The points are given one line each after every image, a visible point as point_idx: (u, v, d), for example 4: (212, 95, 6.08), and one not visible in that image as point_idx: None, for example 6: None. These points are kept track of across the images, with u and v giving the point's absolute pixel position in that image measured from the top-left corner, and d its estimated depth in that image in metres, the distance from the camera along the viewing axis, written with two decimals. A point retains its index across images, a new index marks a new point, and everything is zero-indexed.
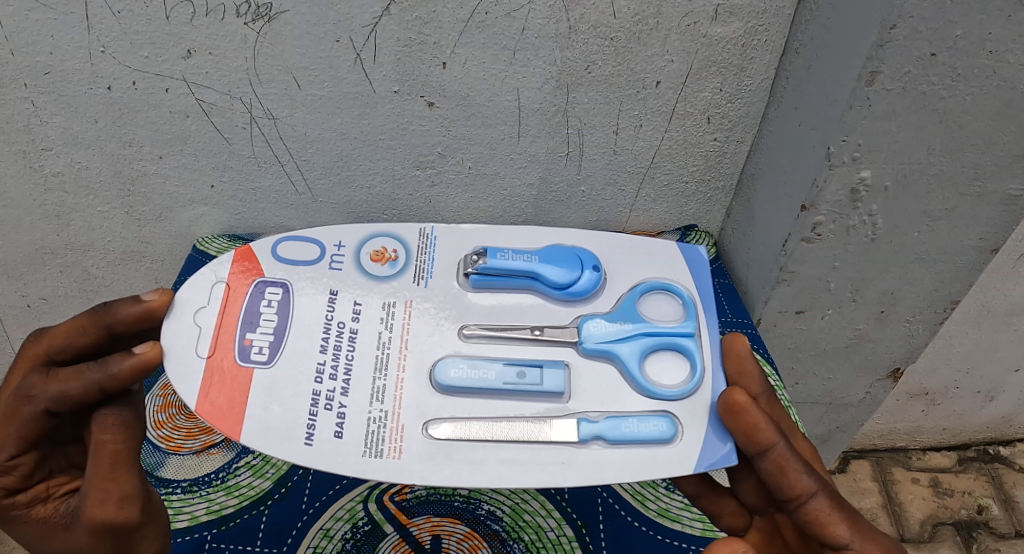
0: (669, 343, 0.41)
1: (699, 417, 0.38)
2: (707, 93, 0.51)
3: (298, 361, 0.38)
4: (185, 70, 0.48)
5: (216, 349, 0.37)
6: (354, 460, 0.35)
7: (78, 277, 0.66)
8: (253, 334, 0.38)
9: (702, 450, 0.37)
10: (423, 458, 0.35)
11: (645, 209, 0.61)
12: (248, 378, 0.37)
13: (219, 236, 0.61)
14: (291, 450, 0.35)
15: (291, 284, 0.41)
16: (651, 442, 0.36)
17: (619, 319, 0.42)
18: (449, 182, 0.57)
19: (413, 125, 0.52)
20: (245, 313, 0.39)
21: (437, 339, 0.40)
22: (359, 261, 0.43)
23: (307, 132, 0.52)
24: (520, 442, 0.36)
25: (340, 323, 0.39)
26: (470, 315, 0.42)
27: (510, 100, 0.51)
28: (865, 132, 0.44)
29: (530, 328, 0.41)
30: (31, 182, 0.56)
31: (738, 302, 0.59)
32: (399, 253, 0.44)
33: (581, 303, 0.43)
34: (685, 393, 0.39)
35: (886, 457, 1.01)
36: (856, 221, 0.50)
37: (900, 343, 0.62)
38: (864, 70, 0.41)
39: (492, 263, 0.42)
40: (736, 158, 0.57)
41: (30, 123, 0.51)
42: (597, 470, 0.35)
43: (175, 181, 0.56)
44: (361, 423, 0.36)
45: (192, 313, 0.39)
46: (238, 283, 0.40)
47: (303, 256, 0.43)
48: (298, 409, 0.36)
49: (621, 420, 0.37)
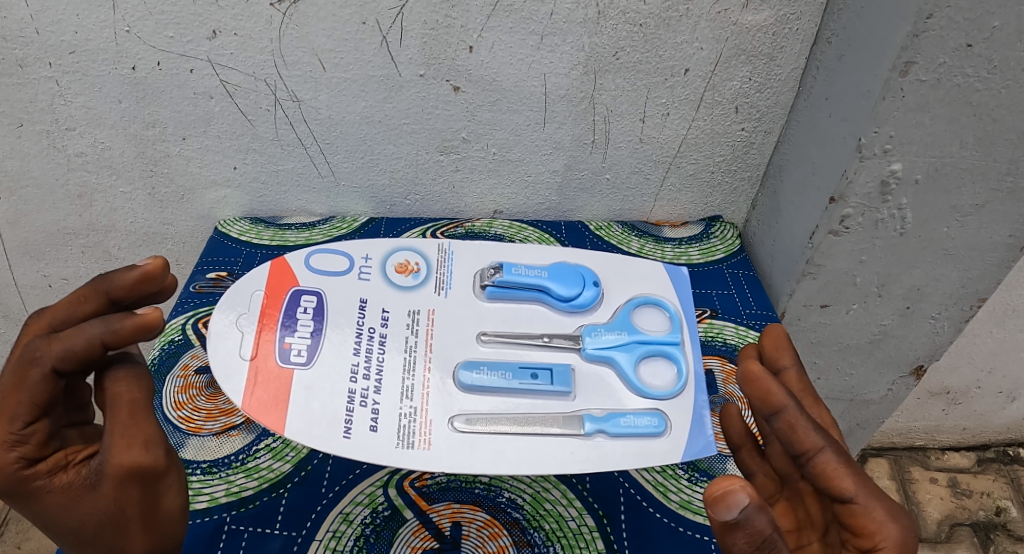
0: (658, 352, 0.40)
1: (682, 417, 0.37)
2: (737, 82, 0.51)
3: (336, 362, 0.37)
4: (209, 51, 0.48)
5: (259, 354, 0.37)
6: (389, 451, 0.34)
7: (100, 258, 0.66)
8: (292, 338, 0.38)
9: (694, 442, 0.36)
10: (453, 450, 0.35)
11: (670, 199, 0.59)
12: (291, 379, 0.37)
13: (241, 219, 0.61)
14: (330, 440, 0.34)
15: (323, 292, 0.41)
16: (640, 436, 0.36)
17: (614, 327, 0.41)
18: (473, 168, 0.56)
19: (437, 109, 0.52)
20: (284, 318, 0.39)
21: (459, 342, 0.40)
22: (386, 270, 0.43)
23: (330, 115, 0.52)
24: (538, 436, 0.36)
25: (373, 328, 0.39)
26: (486, 321, 0.41)
27: (536, 86, 0.50)
28: (897, 124, 0.43)
29: (540, 334, 0.41)
30: (54, 162, 0.56)
31: (763, 294, 0.56)
32: (423, 265, 0.43)
33: (581, 314, 0.43)
34: (665, 397, 0.38)
35: (905, 457, 1.00)
36: (885, 215, 0.49)
37: (925, 341, 0.60)
38: (898, 60, 0.40)
39: (508, 277, 0.42)
40: (764, 148, 0.56)
41: (54, 103, 0.52)
42: (599, 460, 0.35)
43: (197, 163, 0.56)
44: (394, 418, 0.36)
45: (233, 318, 0.39)
46: (275, 290, 0.41)
47: (334, 265, 0.43)
48: (335, 406, 0.36)
49: (617, 414, 0.37)
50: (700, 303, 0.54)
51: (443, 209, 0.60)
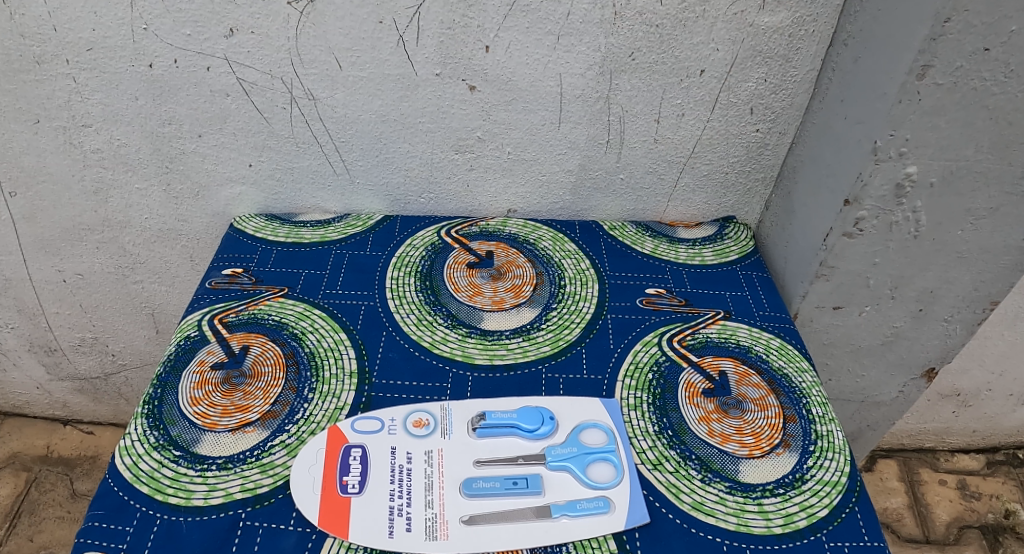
0: (590, 453, 0.41)
1: (624, 505, 0.38)
2: (752, 83, 0.51)
3: (382, 495, 0.39)
4: (227, 49, 0.48)
5: (322, 505, 0.38)
6: (424, 543, 0.36)
7: (114, 254, 0.67)
8: (346, 487, 0.39)
9: (632, 505, 0.38)
10: (464, 540, 0.37)
11: (684, 199, 0.59)
12: (350, 512, 0.38)
13: (255, 216, 0.60)
14: (375, 542, 0.36)
15: (362, 442, 0.41)
16: (593, 521, 0.37)
17: (568, 443, 0.41)
18: (488, 167, 0.56)
19: (453, 108, 0.52)
20: (332, 469, 0.40)
21: (466, 440, 0.41)
22: (412, 418, 0.43)
23: (346, 113, 0.52)
24: (521, 517, 0.37)
25: (408, 460, 0.41)
26: (479, 449, 0.41)
27: (552, 85, 0.50)
28: (913, 127, 0.43)
29: (514, 454, 0.41)
30: (71, 158, 0.57)
31: (776, 294, 0.55)
32: (439, 412, 0.43)
33: (545, 435, 0.42)
34: (606, 494, 0.39)
35: (914, 458, 0.98)
36: (899, 217, 0.48)
37: (936, 343, 0.60)
38: (915, 64, 0.40)
39: (488, 424, 0.42)
40: (778, 149, 0.56)
41: (71, 100, 0.52)
42: (558, 530, 0.37)
43: (213, 160, 0.57)
44: (425, 517, 0.38)
45: (290, 476, 0.39)
46: (321, 449, 0.41)
47: (365, 417, 0.43)
48: (381, 519, 0.37)
49: (575, 502, 0.38)
50: (712, 304, 0.52)
51: (457, 207, 0.60)
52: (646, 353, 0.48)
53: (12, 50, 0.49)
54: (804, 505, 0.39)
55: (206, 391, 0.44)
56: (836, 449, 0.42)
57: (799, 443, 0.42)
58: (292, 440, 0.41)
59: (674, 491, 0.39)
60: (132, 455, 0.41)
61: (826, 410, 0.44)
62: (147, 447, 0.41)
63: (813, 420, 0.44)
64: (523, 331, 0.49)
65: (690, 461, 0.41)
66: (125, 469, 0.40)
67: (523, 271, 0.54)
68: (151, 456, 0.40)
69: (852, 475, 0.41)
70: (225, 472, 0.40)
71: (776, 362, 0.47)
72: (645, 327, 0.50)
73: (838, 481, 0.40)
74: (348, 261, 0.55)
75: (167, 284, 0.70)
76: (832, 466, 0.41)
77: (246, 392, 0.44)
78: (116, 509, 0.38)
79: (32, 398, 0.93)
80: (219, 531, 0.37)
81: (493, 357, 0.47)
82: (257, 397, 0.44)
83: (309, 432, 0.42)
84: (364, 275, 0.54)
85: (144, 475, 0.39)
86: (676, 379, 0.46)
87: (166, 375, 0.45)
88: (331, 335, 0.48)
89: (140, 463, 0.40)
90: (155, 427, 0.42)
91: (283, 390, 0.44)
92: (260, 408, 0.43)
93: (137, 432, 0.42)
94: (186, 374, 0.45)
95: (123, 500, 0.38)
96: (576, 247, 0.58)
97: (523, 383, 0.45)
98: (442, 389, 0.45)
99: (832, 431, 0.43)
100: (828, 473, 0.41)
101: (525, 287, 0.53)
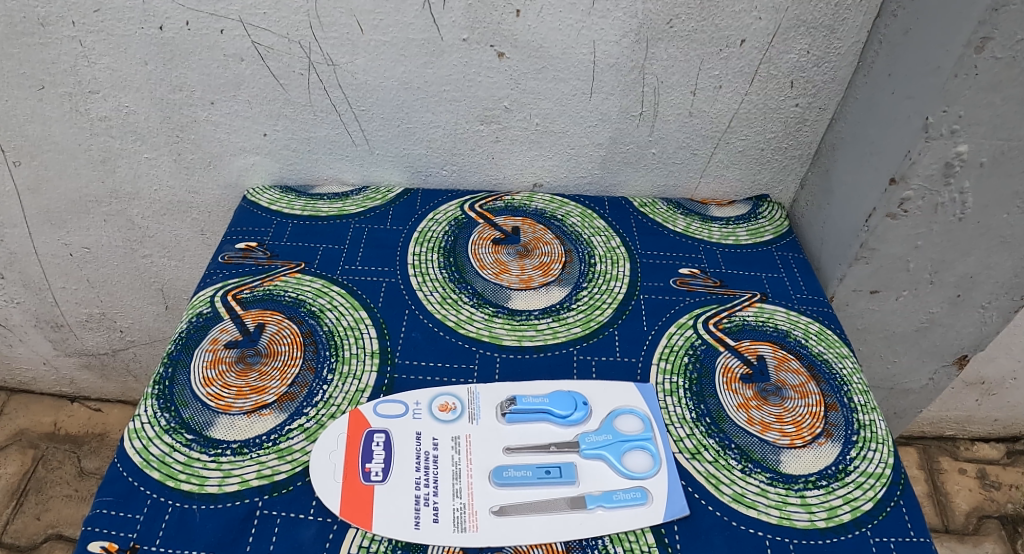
0: (626, 442, 0.39)
1: (663, 496, 0.37)
2: (794, 54, 0.48)
3: (407, 483, 0.37)
4: (242, 11, 0.46)
5: (345, 493, 0.36)
6: (452, 535, 0.35)
7: (122, 227, 0.65)
8: (369, 475, 0.37)
9: (670, 496, 0.37)
10: (494, 532, 0.35)
11: (716, 176, 0.57)
12: (374, 501, 0.36)
13: (270, 187, 0.58)
14: (401, 533, 0.35)
15: (387, 427, 0.40)
16: (631, 513, 0.36)
17: (602, 430, 0.40)
18: (514, 138, 0.54)
19: (480, 76, 0.50)
20: (355, 455, 0.38)
21: (495, 427, 0.40)
22: (438, 402, 0.41)
23: (366, 80, 0.50)
24: (554, 509, 0.36)
25: (435, 447, 0.39)
26: (509, 435, 0.39)
27: (585, 53, 0.48)
28: (968, 103, 0.41)
29: (546, 442, 0.39)
30: (77, 126, 0.55)
31: (813, 277, 0.53)
32: (466, 397, 0.42)
33: (578, 421, 0.40)
34: (644, 485, 0.37)
35: (934, 446, 0.97)
36: (946, 199, 0.46)
37: (972, 330, 0.58)
38: (974, 35, 0.38)
39: (518, 410, 0.40)
40: (817, 126, 0.53)
41: (77, 65, 0.50)
42: (593, 523, 0.36)
43: (226, 129, 0.54)
44: (453, 507, 0.36)
45: (311, 462, 0.38)
46: (344, 433, 0.39)
47: (389, 401, 0.41)
48: (407, 509, 0.36)
49: (611, 494, 0.37)
50: (747, 286, 0.50)
51: (480, 181, 0.58)
52: (680, 336, 0.46)
53: (15, 11, 0.46)
54: (848, 499, 0.37)
55: (220, 370, 0.42)
56: (879, 440, 0.40)
57: (841, 433, 0.40)
58: (311, 424, 0.40)
59: (713, 483, 0.38)
60: (142, 438, 0.39)
61: (868, 398, 0.43)
62: (157, 430, 0.39)
63: (855, 409, 0.42)
64: (552, 311, 0.47)
65: (729, 450, 0.39)
66: (135, 453, 0.38)
67: (550, 248, 0.52)
68: (161, 440, 0.39)
69: (896, 467, 0.39)
70: (240, 457, 0.38)
71: (815, 348, 0.46)
72: (679, 309, 0.48)
73: (883, 474, 0.39)
74: (368, 235, 0.53)
75: (177, 259, 0.68)
76: (876, 457, 0.39)
77: (261, 372, 0.42)
78: (125, 496, 0.36)
79: (38, 373, 0.91)
80: (234, 521, 0.35)
81: (521, 338, 0.45)
82: (274, 378, 0.42)
83: (328, 416, 0.40)
84: (385, 251, 0.52)
85: (154, 460, 0.38)
86: (713, 364, 0.44)
87: (178, 353, 0.44)
88: (351, 313, 0.46)
89: (151, 447, 0.38)
90: (166, 409, 0.40)
91: (300, 371, 0.43)
92: (277, 390, 0.41)
93: (147, 414, 0.40)
94: (199, 353, 0.43)
95: (132, 486, 0.37)
96: (605, 224, 0.55)
97: (555, 367, 0.43)
98: (468, 371, 0.43)
99: (875, 421, 0.41)
100: (872, 465, 0.39)
101: (553, 265, 0.51)
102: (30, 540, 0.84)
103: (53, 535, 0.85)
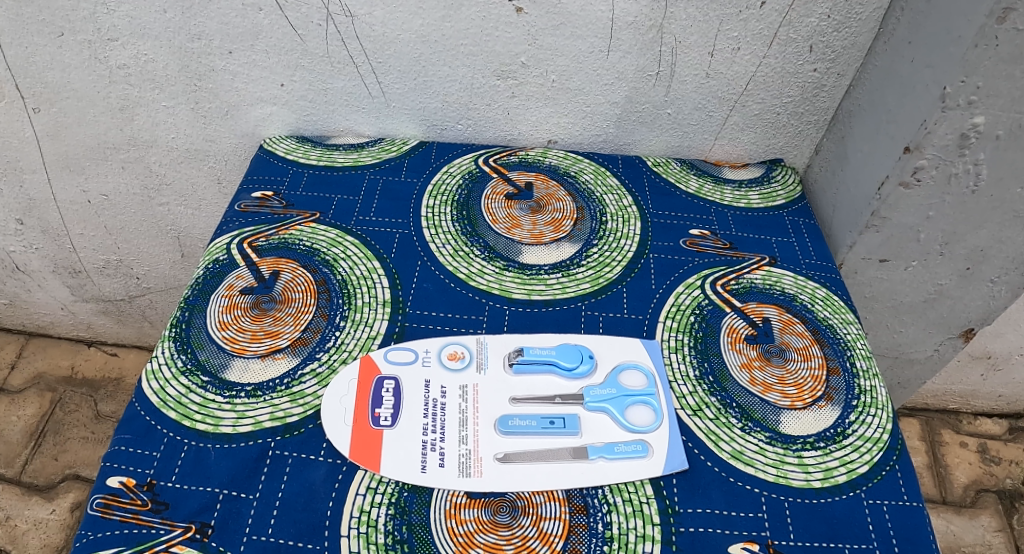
0: (630, 397, 0.40)
1: (664, 450, 0.38)
2: (814, 18, 0.48)
3: (416, 428, 0.38)
4: None
5: (355, 437, 0.38)
6: (457, 480, 0.36)
7: (140, 174, 0.66)
8: (379, 419, 0.39)
9: (671, 451, 0.38)
10: (498, 480, 0.36)
11: (731, 138, 0.57)
12: (382, 445, 0.37)
13: (287, 137, 0.59)
14: (407, 476, 0.36)
15: (396, 376, 0.41)
16: (632, 465, 0.37)
17: (607, 384, 0.41)
18: (529, 95, 0.54)
19: (497, 31, 0.49)
20: (365, 401, 0.39)
21: (503, 379, 0.41)
22: (447, 353, 0.42)
23: (384, 32, 0.50)
24: (556, 459, 0.37)
25: (442, 396, 0.40)
26: (515, 387, 0.41)
27: (604, 11, 0.48)
28: (987, 74, 0.40)
29: (551, 394, 0.40)
30: (96, 73, 0.55)
31: (823, 243, 0.53)
32: (475, 349, 0.42)
33: (583, 375, 0.41)
34: (647, 439, 0.38)
35: (936, 419, 0.98)
36: (959, 170, 0.46)
37: (979, 303, 0.58)
38: (997, 5, 0.37)
39: (526, 361, 0.41)
40: (835, 92, 0.53)
41: (97, 12, 0.50)
42: (595, 473, 0.37)
43: (243, 78, 0.55)
44: (458, 454, 0.37)
45: (324, 405, 0.39)
46: (356, 379, 0.40)
47: (399, 350, 0.42)
48: (415, 453, 0.37)
49: (613, 445, 0.38)
50: (757, 249, 0.51)
51: (496, 135, 0.58)
52: (688, 296, 0.46)
53: None
54: (845, 460, 0.38)
55: (235, 315, 0.44)
56: (878, 405, 0.41)
57: (841, 397, 0.41)
58: (323, 369, 0.41)
59: (713, 439, 0.39)
60: (159, 379, 0.40)
61: (870, 364, 0.43)
62: (174, 371, 0.41)
63: (857, 374, 0.43)
64: (563, 267, 0.48)
65: (730, 409, 0.40)
66: (152, 393, 0.40)
67: (563, 205, 0.53)
68: (178, 381, 0.40)
69: (894, 433, 0.40)
70: (254, 399, 0.39)
71: (821, 313, 0.46)
72: (688, 269, 0.48)
73: (880, 438, 0.39)
74: (382, 187, 0.54)
75: (193, 207, 0.69)
76: (874, 422, 0.40)
77: (276, 318, 0.43)
78: (142, 434, 0.38)
79: (57, 318, 0.94)
80: (247, 461, 0.37)
81: (531, 292, 0.46)
82: (288, 323, 0.43)
83: (340, 361, 0.41)
84: (400, 202, 0.52)
85: (171, 400, 0.39)
86: (718, 324, 0.45)
87: (194, 299, 0.45)
88: (364, 263, 0.47)
89: (167, 388, 0.40)
90: (183, 351, 0.42)
91: (313, 317, 0.44)
92: (290, 335, 0.43)
93: (165, 356, 0.41)
94: (214, 299, 0.45)
95: (149, 425, 0.38)
96: (618, 182, 0.56)
97: (564, 323, 0.44)
98: (478, 322, 0.44)
99: (876, 387, 0.42)
100: (870, 429, 0.40)
101: (565, 221, 0.51)
102: (48, 479, 0.88)
103: (70, 475, 0.88)
